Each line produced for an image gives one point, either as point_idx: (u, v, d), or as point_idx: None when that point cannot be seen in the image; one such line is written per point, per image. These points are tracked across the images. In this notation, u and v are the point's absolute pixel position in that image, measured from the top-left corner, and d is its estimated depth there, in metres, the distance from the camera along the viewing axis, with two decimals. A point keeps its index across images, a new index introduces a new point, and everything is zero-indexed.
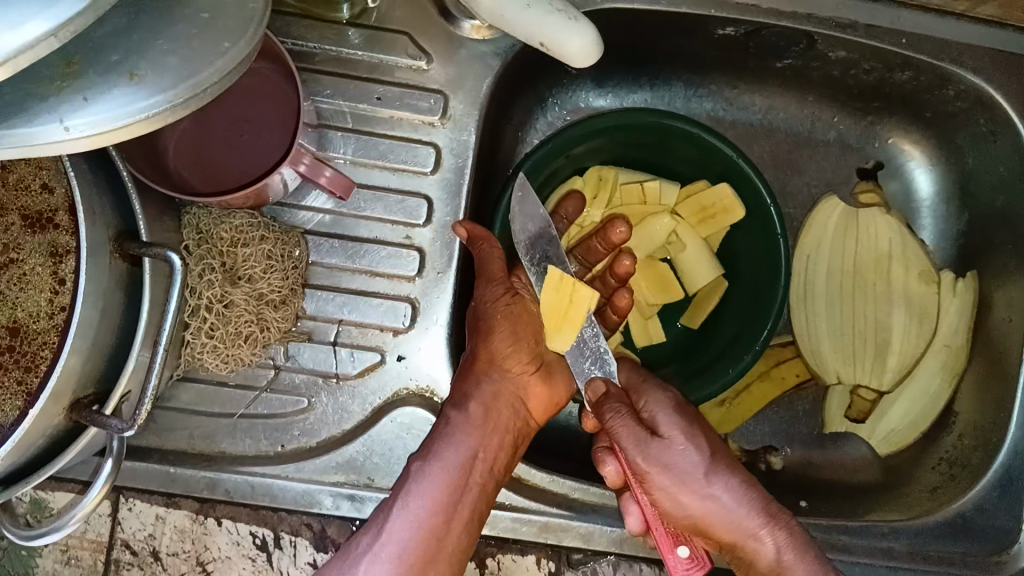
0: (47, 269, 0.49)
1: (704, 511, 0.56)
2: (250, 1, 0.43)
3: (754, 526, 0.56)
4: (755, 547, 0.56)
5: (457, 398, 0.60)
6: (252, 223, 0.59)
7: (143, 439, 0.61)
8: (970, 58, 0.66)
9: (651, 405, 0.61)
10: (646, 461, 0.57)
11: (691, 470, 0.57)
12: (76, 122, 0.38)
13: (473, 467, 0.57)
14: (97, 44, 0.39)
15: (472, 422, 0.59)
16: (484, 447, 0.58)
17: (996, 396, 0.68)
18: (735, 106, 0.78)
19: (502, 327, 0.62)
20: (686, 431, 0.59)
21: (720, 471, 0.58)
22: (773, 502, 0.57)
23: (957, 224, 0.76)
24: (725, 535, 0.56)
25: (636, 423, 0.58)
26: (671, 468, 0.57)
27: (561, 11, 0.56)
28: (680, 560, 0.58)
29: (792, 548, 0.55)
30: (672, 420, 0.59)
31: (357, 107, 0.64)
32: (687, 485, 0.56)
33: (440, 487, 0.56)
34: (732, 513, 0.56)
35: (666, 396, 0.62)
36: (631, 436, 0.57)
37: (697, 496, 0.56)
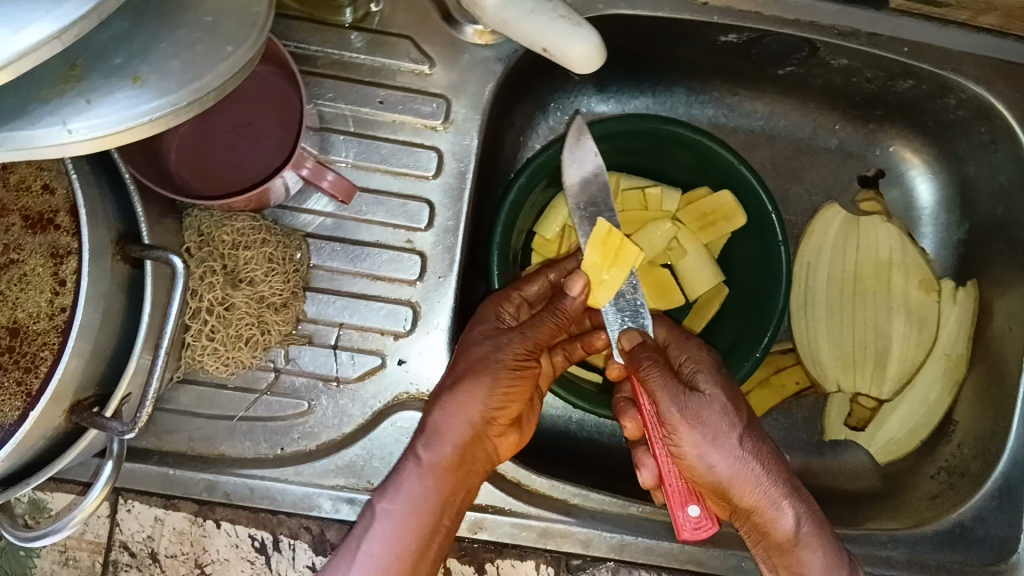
0: (48, 270, 0.49)
1: (730, 475, 0.56)
2: (254, 4, 0.43)
3: (777, 495, 0.57)
4: (774, 516, 0.57)
5: (432, 440, 0.59)
6: (254, 226, 0.59)
7: (143, 440, 0.61)
8: (972, 66, 0.66)
9: (690, 362, 0.61)
10: (682, 415, 0.56)
11: (725, 430, 0.57)
12: (79, 124, 0.38)
13: (439, 517, 0.57)
14: (101, 47, 0.39)
15: (440, 472, 0.58)
16: (450, 496, 0.57)
17: (995, 405, 0.68)
18: (736, 113, 0.78)
19: (493, 382, 0.60)
20: (723, 391, 0.58)
21: (748, 435, 0.58)
22: (792, 475, 0.59)
23: (958, 232, 0.76)
24: (746, 499, 0.57)
25: (672, 376, 0.57)
26: (704, 425, 0.56)
27: (564, 18, 0.57)
28: (689, 518, 0.58)
29: (807, 521, 0.57)
30: (711, 379, 0.59)
31: (359, 111, 0.64)
32: (719, 444, 0.56)
33: (402, 534, 0.55)
34: (758, 480, 0.57)
35: (705, 355, 0.61)
36: (666, 387, 0.56)
37: (728, 457, 0.56)
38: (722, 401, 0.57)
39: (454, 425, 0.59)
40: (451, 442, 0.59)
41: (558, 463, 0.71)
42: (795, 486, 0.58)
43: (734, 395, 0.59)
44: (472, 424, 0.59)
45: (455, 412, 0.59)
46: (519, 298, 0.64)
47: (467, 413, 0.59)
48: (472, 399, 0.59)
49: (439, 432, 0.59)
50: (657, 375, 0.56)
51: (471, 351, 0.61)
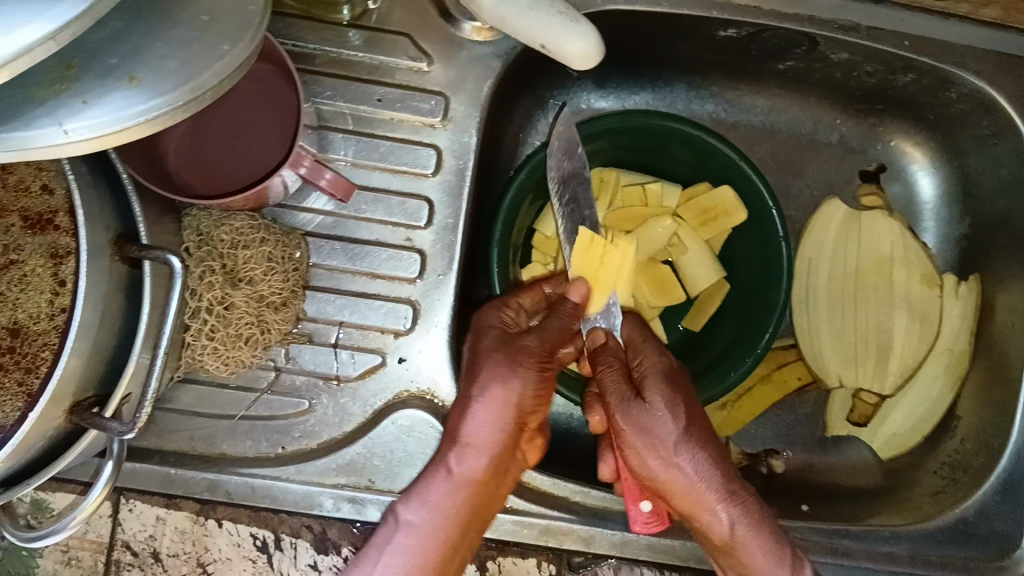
0: (47, 271, 0.49)
1: (665, 480, 0.57)
2: (249, 4, 0.43)
3: (710, 501, 0.57)
4: (709, 521, 0.57)
5: (465, 453, 0.57)
6: (253, 225, 0.59)
7: (144, 440, 0.61)
8: (973, 59, 0.66)
9: (645, 365, 0.62)
10: (625, 420, 0.58)
11: (665, 437, 0.58)
12: (76, 125, 0.38)
13: (465, 531, 0.56)
14: (97, 48, 0.39)
15: (471, 486, 0.56)
16: (476, 510, 0.57)
17: (998, 401, 0.67)
18: (736, 108, 0.78)
19: (525, 392, 0.59)
20: (670, 397, 0.59)
21: (688, 442, 0.58)
22: (737, 480, 0.59)
23: (959, 227, 0.76)
24: (682, 504, 0.58)
25: (623, 380, 0.60)
26: (644, 431, 0.58)
27: (562, 14, 0.56)
28: (641, 514, 0.60)
29: (745, 524, 0.57)
30: (658, 386, 0.60)
31: (357, 109, 0.64)
32: (656, 450, 0.58)
33: (428, 546, 0.54)
34: (691, 486, 0.57)
35: (661, 362, 0.62)
36: (615, 392, 0.59)
37: (664, 463, 0.57)
38: (664, 406, 0.59)
39: (487, 438, 0.58)
40: (484, 454, 0.57)
41: (559, 460, 0.71)
42: (735, 492, 0.58)
43: (681, 402, 0.59)
44: (505, 435, 0.58)
45: (488, 425, 0.58)
46: (517, 304, 0.64)
47: (499, 425, 0.58)
48: (501, 411, 0.58)
49: (470, 444, 0.57)
50: (609, 378, 0.60)
51: (489, 360, 0.59)
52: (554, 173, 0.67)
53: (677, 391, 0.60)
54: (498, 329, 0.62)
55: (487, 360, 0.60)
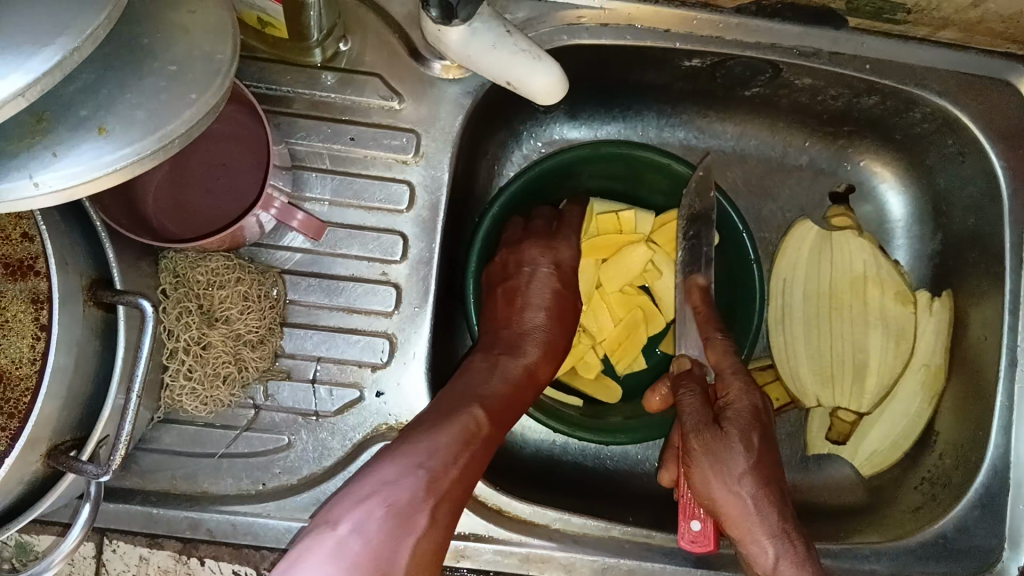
0: (29, 316, 0.48)
1: (726, 502, 0.58)
2: (217, 53, 0.44)
3: (761, 533, 0.57)
4: (755, 551, 0.57)
5: (460, 394, 0.61)
6: (229, 265, 0.60)
7: (127, 480, 0.62)
8: (936, 80, 0.67)
9: (733, 394, 0.61)
10: (699, 443, 0.59)
11: (732, 466, 0.58)
12: (46, 177, 0.39)
13: (462, 451, 0.56)
14: (66, 102, 0.40)
15: (463, 414, 0.58)
16: (471, 433, 0.57)
17: (975, 415, 0.68)
18: (706, 134, 0.79)
19: (515, 345, 0.66)
20: (745, 431, 0.59)
21: (756, 479, 0.58)
22: (790, 517, 0.58)
23: (931, 244, 0.77)
24: (732, 530, 0.58)
25: (703, 408, 0.61)
26: (712, 457, 0.58)
27: (526, 51, 0.58)
28: (689, 530, 0.62)
29: (788, 560, 0.56)
30: (738, 416, 0.60)
31: (332, 148, 0.66)
32: (721, 475, 0.58)
33: (432, 461, 0.54)
34: (748, 515, 0.57)
35: (746, 400, 0.61)
36: (683, 412, 0.61)
37: (726, 488, 0.57)
38: (739, 441, 0.58)
39: (477, 382, 0.62)
40: (474, 393, 0.61)
41: (542, 487, 0.71)
42: (789, 530, 0.57)
43: (757, 445, 0.59)
44: (503, 379, 0.63)
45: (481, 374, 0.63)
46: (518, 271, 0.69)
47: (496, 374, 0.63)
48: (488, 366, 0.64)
49: (461, 388, 0.61)
50: (690, 401, 0.62)
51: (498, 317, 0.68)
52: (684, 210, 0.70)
53: (751, 427, 0.59)
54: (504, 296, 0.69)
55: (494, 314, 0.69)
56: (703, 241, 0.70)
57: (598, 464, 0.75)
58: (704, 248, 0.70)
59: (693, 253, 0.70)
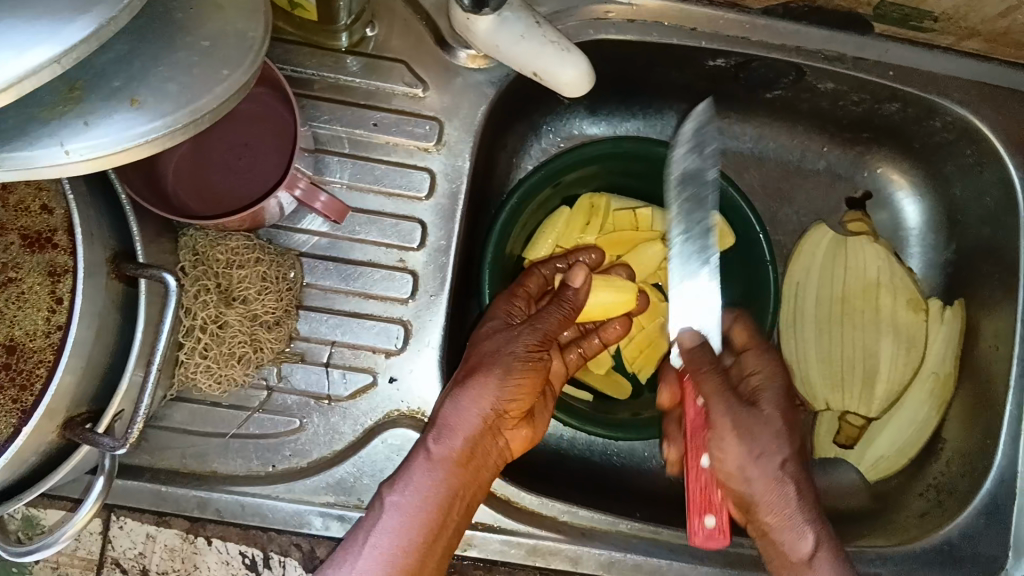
0: (45, 289, 0.49)
1: (762, 490, 0.57)
2: (250, 31, 0.44)
3: (801, 521, 0.57)
4: (793, 540, 0.57)
5: (444, 433, 0.58)
6: (249, 245, 0.60)
7: (135, 457, 0.62)
8: (957, 90, 0.67)
9: (767, 380, 0.62)
10: (729, 420, 0.58)
11: (767, 447, 0.58)
12: (77, 145, 0.39)
13: (446, 516, 0.56)
14: (100, 71, 0.40)
15: (451, 466, 0.57)
16: (458, 493, 0.57)
17: (983, 424, 0.68)
18: (726, 135, 0.80)
19: (503, 377, 0.59)
20: (784, 412, 0.60)
21: (794, 466, 0.59)
22: (818, 508, 0.58)
23: (945, 253, 0.77)
24: (768, 516, 0.57)
25: (724, 386, 0.59)
26: (750, 438, 0.58)
27: (554, 43, 0.58)
28: (702, 526, 0.60)
29: (830, 550, 0.56)
30: (775, 401, 0.61)
31: (354, 133, 0.65)
32: (760, 461, 0.58)
33: (428, 501, 0.55)
34: (785, 500, 0.57)
35: (777, 378, 0.62)
36: (718, 398, 0.58)
37: (762, 473, 0.58)
38: (777, 425, 0.59)
39: (469, 419, 0.58)
40: (463, 436, 0.58)
41: (548, 480, 0.71)
42: (821, 516, 0.58)
43: (793, 426, 0.60)
44: (484, 418, 0.59)
45: (469, 405, 0.58)
46: (525, 294, 0.66)
47: (479, 407, 0.58)
48: (480, 391, 0.59)
49: (450, 425, 0.58)
50: (710, 381, 0.58)
51: (481, 345, 0.62)
52: (683, 142, 0.66)
53: (789, 411, 0.61)
54: (502, 319, 0.64)
55: (483, 344, 0.62)
56: (704, 187, 0.64)
57: (605, 459, 0.75)
58: (707, 194, 0.64)
59: (696, 192, 0.64)
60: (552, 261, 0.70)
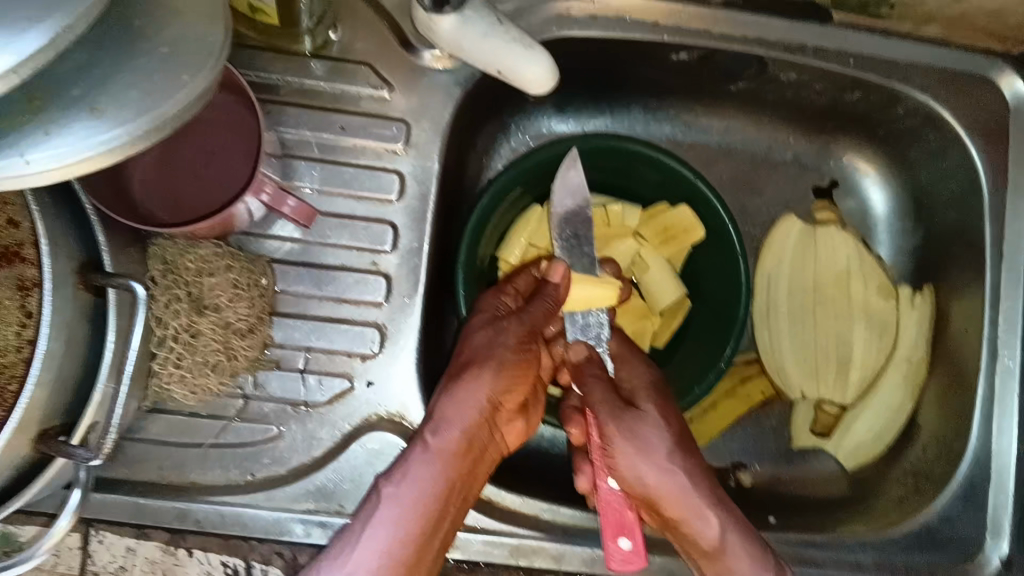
0: (14, 303, 0.47)
1: (660, 484, 0.57)
2: (211, 35, 0.44)
3: (701, 506, 0.56)
4: (700, 528, 0.56)
5: (442, 426, 0.57)
6: (218, 253, 0.60)
7: (112, 471, 0.61)
8: (917, 76, 0.68)
9: (632, 381, 0.63)
10: (615, 424, 0.59)
11: (654, 443, 0.58)
12: (38, 155, 0.38)
13: (444, 508, 0.54)
14: (59, 79, 0.40)
15: (449, 459, 0.56)
16: (457, 485, 0.56)
17: (957, 406, 0.69)
18: (693, 129, 0.81)
19: (497, 368, 0.60)
20: (660, 408, 0.61)
21: (681, 454, 0.59)
22: (721, 491, 0.59)
23: (912, 238, 0.78)
24: (672, 510, 0.57)
25: (611, 393, 0.61)
26: (634, 437, 0.58)
27: (517, 41, 0.58)
28: (619, 550, 0.58)
29: (733, 530, 0.56)
30: (648, 398, 0.62)
31: (322, 137, 0.65)
32: (649, 455, 0.58)
33: (425, 495, 0.54)
34: (684, 491, 0.57)
35: (647, 375, 0.64)
36: (605, 405, 0.60)
37: (656, 467, 0.57)
38: (656, 418, 0.60)
39: (465, 412, 0.58)
40: (460, 428, 0.57)
41: (530, 480, 0.71)
42: (720, 497, 0.57)
43: (671, 417, 0.61)
44: (482, 411, 0.59)
45: (464, 399, 0.59)
46: (512, 290, 0.65)
47: (475, 399, 0.59)
48: (476, 381, 0.59)
49: (448, 419, 0.58)
50: (596, 390, 0.61)
51: (472, 340, 0.62)
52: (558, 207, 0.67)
53: (666, 406, 0.62)
54: (490, 313, 0.64)
55: (472, 339, 0.62)
56: (583, 241, 0.67)
57: None
58: (586, 249, 0.67)
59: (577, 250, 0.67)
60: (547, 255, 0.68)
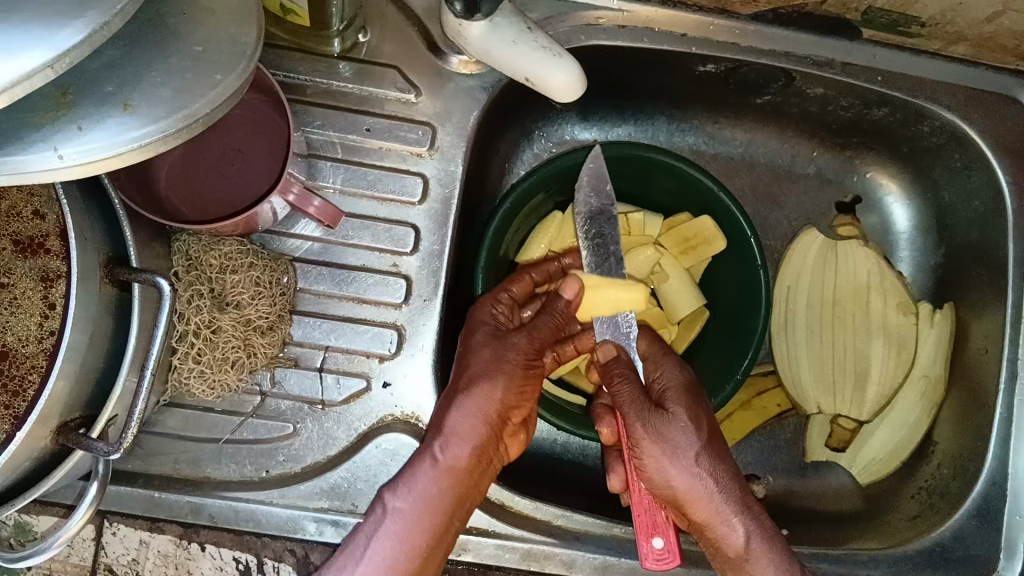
0: (37, 294, 0.49)
1: (686, 487, 0.57)
2: (244, 36, 0.44)
3: (728, 512, 0.57)
4: (725, 532, 0.57)
5: (449, 442, 0.57)
6: (242, 250, 0.60)
7: (129, 463, 0.62)
8: (945, 95, 0.68)
9: (664, 378, 0.61)
10: (643, 429, 0.57)
11: (684, 448, 0.57)
12: (70, 150, 0.38)
13: (449, 520, 0.56)
14: (93, 76, 0.40)
15: (456, 475, 0.56)
16: (463, 499, 0.57)
17: (974, 425, 0.69)
18: (716, 140, 0.81)
19: (507, 383, 0.60)
20: (690, 408, 0.59)
21: (711, 458, 0.58)
22: (748, 494, 0.58)
23: (934, 256, 0.78)
24: (699, 513, 0.57)
25: (640, 393, 0.59)
26: (663, 442, 0.57)
27: (545, 48, 0.58)
28: (653, 549, 0.59)
29: (759, 539, 0.56)
30: (679, 399, 0.59)
31: (347, 138, 0.66)
32: (678, 461, 0.57)
33: (430, 512, 0.55)
34: (711, 495, 0.57)
35: (678, 376, 0.61)
36: (634, 406, 0.58)
37: (684, 473, 0.57)
38: (686, 421, 0.58)
39: (473, 429, 0.58)
40: (470, 446, 0.58)
41: (543, 486, 0.71)
42: (747, 503, 0.57)
43: (703, 420, 0.59)
44: (489, 427, 0.59)
45: (473, 414, 0.58)
46: (508, 300, 0.64)
47: (483, 415, 0.59)
48: (487, 397, 0.59)
49: (456, 434, 0.58)
50: (625, 390, 0.58)
51: (477, 353, 0.61)
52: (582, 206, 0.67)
53: (696, 405, 0.60)
54: (491, 325, 0.62)
55: (478, 352, 0.61)
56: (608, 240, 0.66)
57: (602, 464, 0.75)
58: (612, 248, 0.65)
59: (602, 248, 0.65)
60: (555, 262, 0.68)
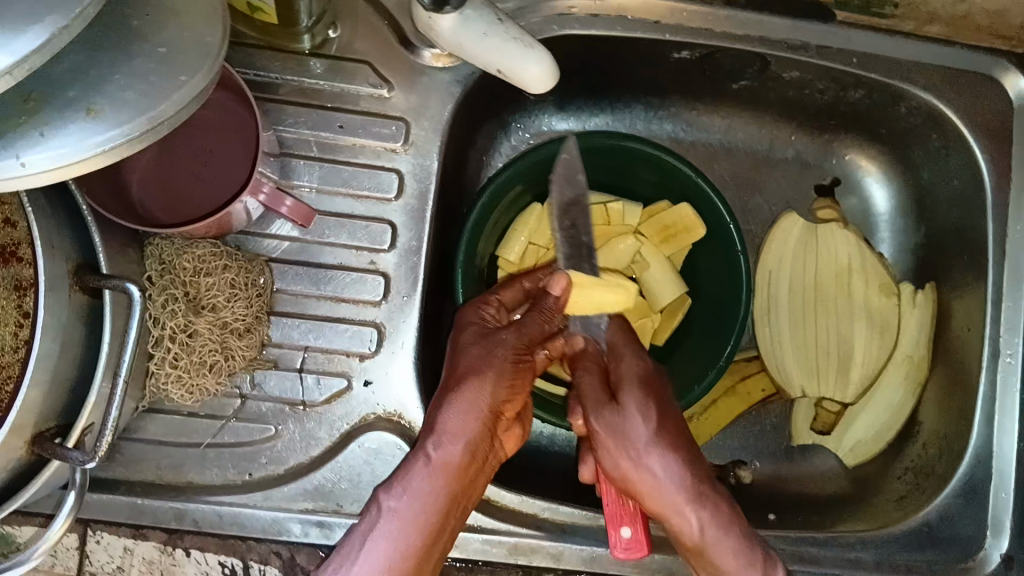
0: (11, 304, 0.48)
1: (637, 479, 0.56)
2: (207, 35, 0.43)
3: (682, 502, 0.55)
4: (680, 522, 0.55)
5: (443, 440, 0.57)
6: (215, 252, 0.60)
7: (110, 471, 0.61)
8: (921, 75, 0.67)
9: (622, 369, 0.61)
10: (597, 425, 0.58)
11: (635, 438, 0.57)
12: (33, 157, 0.37)
13: (446, 519, 0.55)
14: (55, 81, 0.39)
15: (452, 472, 0.56)
16: (458, 497, 0.56)
17: (958, 404, 0.69)
18: (694, 127, 0.80)
19: (497, 378, 0.59)
20: (642, 398, 0.59)
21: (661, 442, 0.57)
22: (706, 481, 0.57)
23: (915, 237, 0.78)
24: (653, 505, 0.56)
25: (598, 390, 0.60)
26: (616, 433, 0.57)
27: (517, 39, 0.57)
28: (621, 539, 0.58)
29: (714, 529, 0.55)
30: (633, 388, 0.59)
31: (321, 136, 0.65)
32: (629, 450, 0.56)
33: (422, 505, 0.54)
34: (661, 488, 0.55)
35: (638, 366, 0.61)
36: (592, 399, 0.59)
37: (634, 463, 0.56)
38: (637, 410, 0.58)
39: (467, 425, 0.58)
40: (464, 443, 0.57)
41: (529, 481, 0.71)
42: (703, 491, 0.56)
43: (657, 407, 0.59)
44: (483, 422, 0.58)
45: (466, 411, 0.58)
46: (497, 302, 0.65)
47: (477, 412, 0.58)
48: (479, 394, 0.58)
49: (449, 431, 0.57)
50: (587, 386, 0.60)
51: (467, 351, 0.61)
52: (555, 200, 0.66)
53: (649, 394, 0.59)
54: (478, 325, 0.62)
55: (468, 351, 0.61)
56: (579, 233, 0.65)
57: None
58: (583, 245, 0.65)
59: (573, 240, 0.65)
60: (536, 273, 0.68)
